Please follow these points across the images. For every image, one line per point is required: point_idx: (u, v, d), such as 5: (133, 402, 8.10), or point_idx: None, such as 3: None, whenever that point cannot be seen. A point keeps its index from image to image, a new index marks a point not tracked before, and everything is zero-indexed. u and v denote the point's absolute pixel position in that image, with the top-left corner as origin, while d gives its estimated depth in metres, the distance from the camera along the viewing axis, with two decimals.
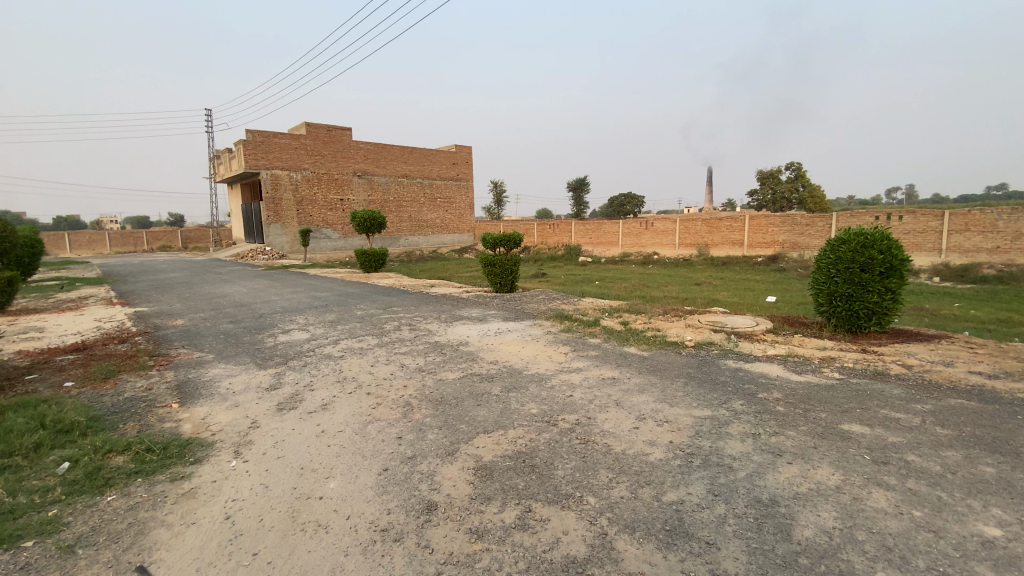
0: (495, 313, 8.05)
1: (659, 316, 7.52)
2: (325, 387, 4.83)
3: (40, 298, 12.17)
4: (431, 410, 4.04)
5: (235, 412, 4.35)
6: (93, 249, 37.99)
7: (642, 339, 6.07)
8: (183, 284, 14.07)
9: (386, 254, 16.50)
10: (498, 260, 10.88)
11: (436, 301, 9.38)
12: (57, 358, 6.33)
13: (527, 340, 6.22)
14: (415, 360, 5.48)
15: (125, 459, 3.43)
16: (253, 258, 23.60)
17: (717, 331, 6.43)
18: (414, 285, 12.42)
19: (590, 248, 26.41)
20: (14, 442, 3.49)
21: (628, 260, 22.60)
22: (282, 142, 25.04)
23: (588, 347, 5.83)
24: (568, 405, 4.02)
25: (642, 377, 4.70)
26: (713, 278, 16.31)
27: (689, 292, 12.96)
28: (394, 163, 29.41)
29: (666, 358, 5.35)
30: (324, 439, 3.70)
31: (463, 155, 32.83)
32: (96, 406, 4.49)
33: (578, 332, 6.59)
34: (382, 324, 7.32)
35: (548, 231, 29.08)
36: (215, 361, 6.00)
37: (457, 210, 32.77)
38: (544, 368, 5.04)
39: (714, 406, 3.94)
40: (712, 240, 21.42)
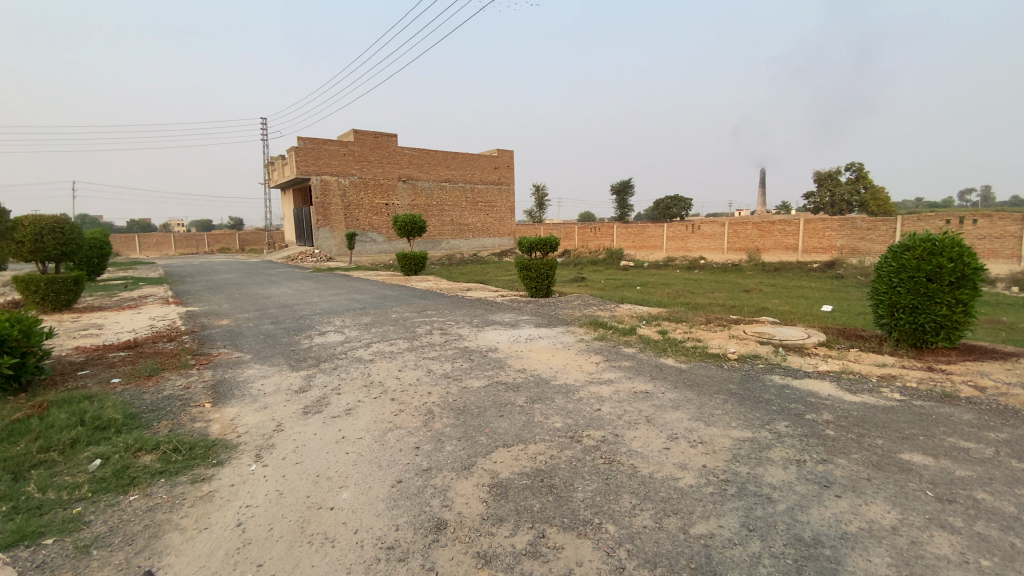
0: (528, 319, 7.90)
1: (701, 325, 7.14)
2: (351, 392, 4.81)
3: (106, 296, 13.01)
4: (452, 420, 3.93)
5: (263, 414, 4.39)
6: (160, 251, 40.59)
7: (681, 350, 5.75)
8: (235, 285, 14.71)
9: (426, 257, 16.66)
10: (535, 265, 10.73)
11: (470, 305, 9.32)
12: (110, 355, 6.67)
13: (558, 348, 6.02)
14: (442, 366, 5.40)
15: (153, 458, 3.50)
16: (301, 260, 24.48)
17: (763, 343, 6.02)
18: (452, 288, 12.45)
19: (633, 251, 25.81)
20: (54, 438, 3.66)
21: (673, 264, 21.90)
22: (331, 148, 25.87)
23: (621, 357, 5.58)
24: (595, 420, 3.82)
25: (677, 391, 4.42)
26: (763, 285, 15.52)
27: (736, 299, 12.35)
28: (438, 168, 29.82)
29: (705, 371, 5.02)
30: (343, 446, 3.65)
31: (506, 159, 32.88)
32: (136, 403, 4.66)
33: (612, 340, 6.34)
34: (414, 328, 7.31)
35: (590, 235, 28.65)
36: (252, 361, 6.14)
37: (499, 214, 32.86)
38: (573, 378, 4.83)
39: (754, 427, 3.63)
40: (764, 245, 20.44)
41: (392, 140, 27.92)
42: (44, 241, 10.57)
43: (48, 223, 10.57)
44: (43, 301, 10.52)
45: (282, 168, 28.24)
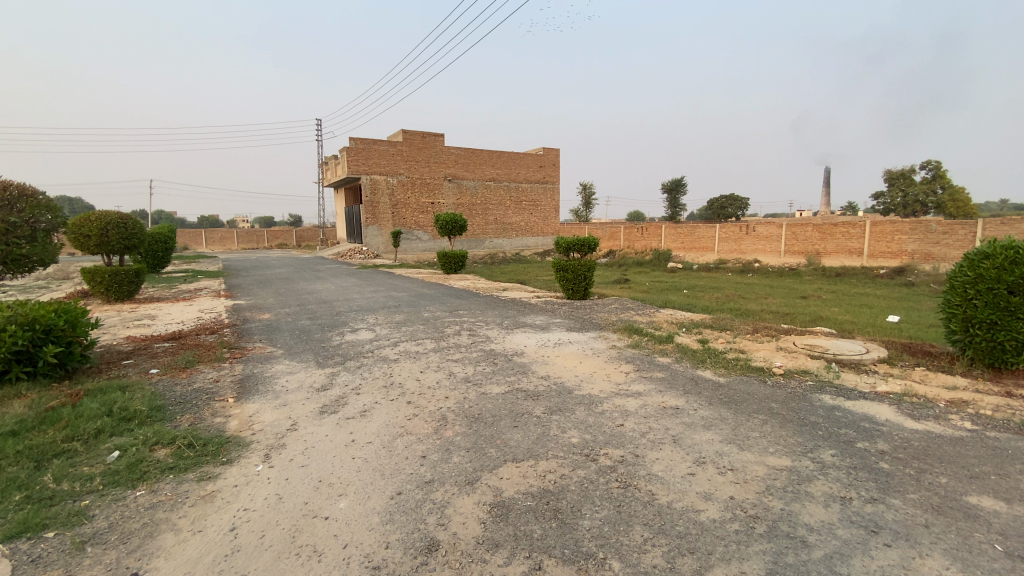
0: (560, 322, 7.64)
1: (746, 335, 6.64)
2: (370, 392, 4.73)
3: (167, 287, 13.78)
4: (464, 429, 3.75)
5: (281, 411, 4.38)
6: (224, 245, 43.02)
7: (720, 362, 5.32)
8: (284, 280, 15.23)
9: (466, 256, 16.63)
10: (572, 266, 10.45)
11: (504, 306, 9.14)
12: (155, 345, 6.96)
13: (587, 355, 5.74)
14: (464, 369, 5.23)
15: (166, 453, 3.55)
16: (350, 257, 25.18)
17: (815, 357, 5.49)
18: (488, 288, 12.32)
19: (682, 252, 24.85)
20: (80, 428, 3.81)
21: (724, 267, 20.91)
22: (381, 148, 26.46)
23: (653, 367, 5.23)
24: (616, 437, 3.53)
25: (711, 409, 4.05)
26: (821, 291, 14.48)
27: (790, 307, 11.54)
28: (483, 167, 29.89)
29: (745, 387, 4.60)
30: (351, 450, 3.55)
31: (552, 157, 32.51)
32: (165, 394, 4.79)
33: (646, 349, 5.98)
34: (443, 328, 7.21)
35: (637, 235, 27.87)
36: (282, 356, 6.22)
37: (543, 213, 32.57)
38: (599, 389, 4.54)
39: (794, 455, 3.24)
40: (824, 249, 19.14)
41: (439, 139, 28.15)
42: (108, 235, 11.27)
43: (112, 218, 11.31)
44: (107, 291, 11.24)
45: (335, 167, 29.18)
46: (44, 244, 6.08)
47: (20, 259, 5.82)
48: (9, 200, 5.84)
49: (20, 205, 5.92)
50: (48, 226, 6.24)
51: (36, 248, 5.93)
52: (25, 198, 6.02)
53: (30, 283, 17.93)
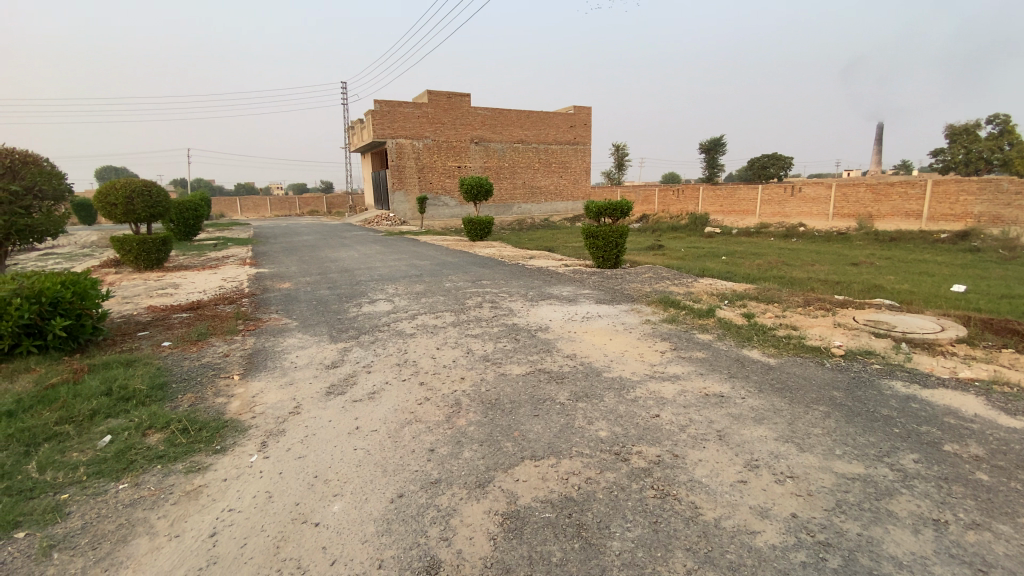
0: (589, 293, 7.12)
1: (797, 308, 5.98)
2: (381, 371, 4.38)
3: (196, 255, 13.84)
4: (479, 417, 3.35)
5: (286, 392, 4.08)
6: (258, 212, 43.76)
7: (769, 341, 4.72)
8: (309, 247, 15.11)
9: (492, 222, 16.09)
10: (602, 232, 9.83)
11: (529, 276, 8.64)
12: (173, 316, 6.82)
13: (618, 331, 5.22)
14: (484, 346, 4.82)
15: (158, 439, 3.28)
16: (377, 224, 25.04)
17: (880, 335, 4.83)
18: (515, 255, 11.81)
19: (720, 216, 23.60)
20: (75, 408, 3.57)
21: (766, 232, 19.71)
22: (406, 110, 25.79)
23: (693, 346, 4.68)
24: (651, 432, 3.06)
25: (762, 398, 3.52)
26: (875, 258, 13.35)
27: (841, 275, 10.61)
28: (511, 128, 28.82)
29: (800, 371, 4.02)
30: (353, 439, 3.21)
31: (582, 116, 31.04)
32: (171, 370, 4.55)
33: (683, 324, 5.42)
34: (464, 300, 6.80)
35: (672, 198, 26.58)
36: (296, 329, 5.95)
37: (574, 176, 31.43)
38: (631, 371, 4.06)
39: (867, 460, 2.71)
40: (878, 212, 17.71)
41: (465, 99, 27.16)
42: (133, 204, 11.22)
43: (137, 186, 11.26)
44: (136, 259, 11.27)
45: (361, 131, 28.73)
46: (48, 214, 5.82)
47: (25, 229, 5.60)
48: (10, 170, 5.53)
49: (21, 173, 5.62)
50: (52, 195, 5.95)
51: (42, 220, 5.67)
52: (26, 166, 5.70)
53: (72, 251, 18.47)
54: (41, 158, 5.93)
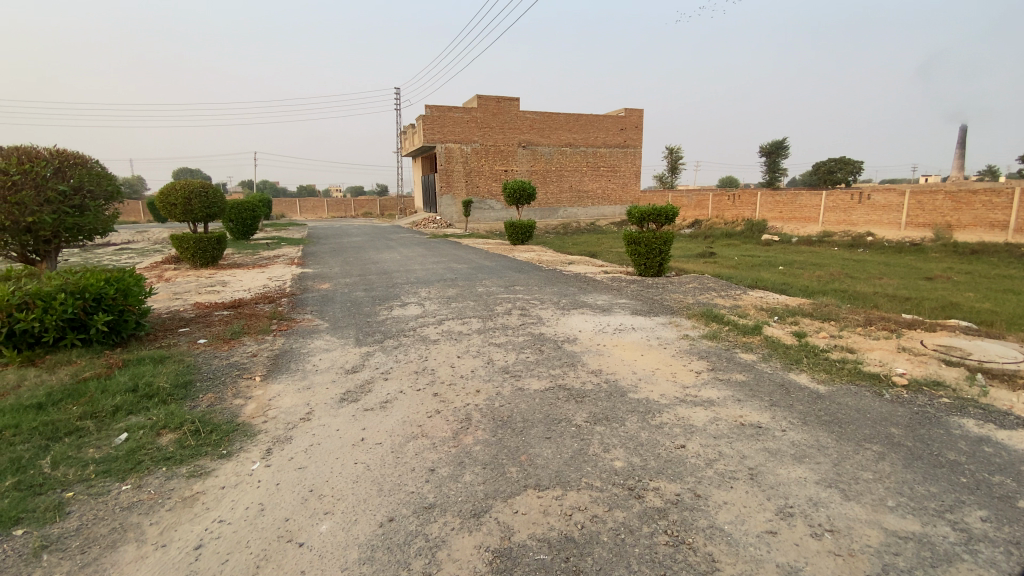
0: (625, 303, 6.78)
1: (855, 328, 5.41)
2: (398, 378, 4.26)
3: (250, 254, 14.45)
4: (487, 436, 3.15)
5: (302, 396, 4.03)
6: (315, 213, 45.63)
7: (819, 365, 4.25)
8: (356, 249, 15.46)
9: (534, 226, 15.89)
10: (644, 239, 9.42)
11: (565, 283, 8.37)
12: (214, 313, 7.04)
13: (651, 346, 4.89)
14: (505, 357, 4.62)
15: (170, 440, 3.30)
16: (424, 226, 25.44)
17: (952, 364, 4.24)
18: (554, 261, 11.56)
19: (778, 223, 22.33)
20: (100, 404, 3.70)
21: (829, 241, 18.44)
22: (456, 115, 26.11)
23: (732, 367, 4.28)
24: (672, 465, 2.76)
25: (805, 432, 3.12)
26: (952, 272, 12.14)
27: (911, 290, 9.65)
28: (559, 132, 28.55)
29: (853, 402, 3.56)
30: (356, 452, 3.09)
31: (634, 119, 30.28)
32: (199, 369, 4.63)
33: (724, 341, 5.00)
34: (494, 306, 6.63)
35: (727, 204, 25.43)
36: (326, 330, 5.97)
37: (623, 180, 30.71)
38: (660, 393, 3.73)
39: (924, 515, 2.31)
40: (958, 221, 16.17)
41: (514, 103, 27.15)
42: (192, 205, 11.82)
43: (195, 187, 11.85)
44: (193, 257, 11.87)
45: (412, 135, 29.34)
46: (97, 213, 6.00)
47: (74, 228, 5.81)
48: (60, 169, 5.74)
49: (69, 174, 5.79)
50: (102, 195, 6.13)
51: (89, 218, 5.87)
52: (73, 167, 5.87)
53: (144, 247, 19.80)
54: (89, 160, 6.13)
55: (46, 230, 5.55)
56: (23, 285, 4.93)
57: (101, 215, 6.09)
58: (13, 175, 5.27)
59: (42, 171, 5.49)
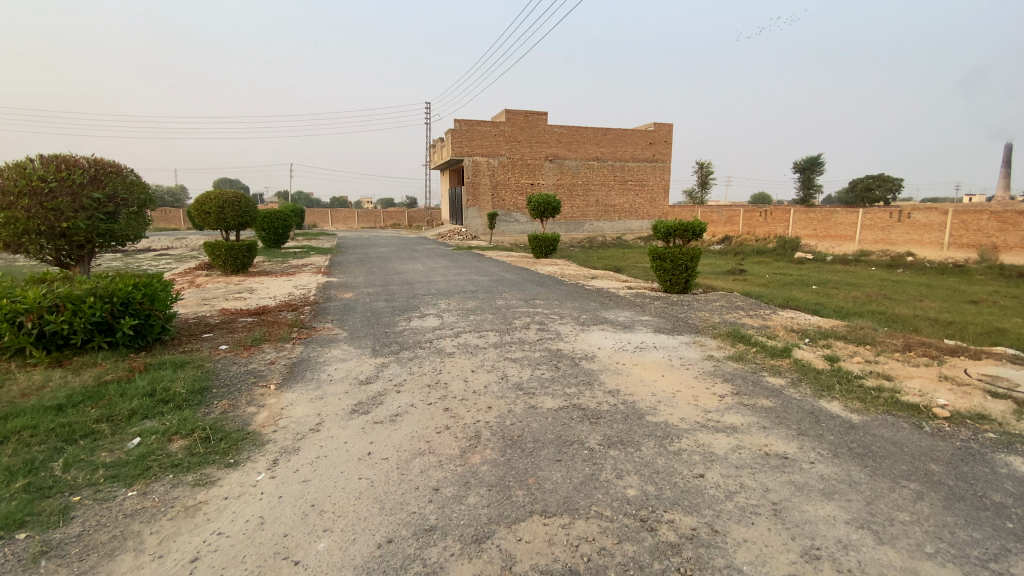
0: (647, 320, 6.59)
1: (892, 353, 5.09)
2: (410, 391, 4.19)
3: (279, 262, 14.78)
4: (495, 456, 3.04)
5: (314, 405, 4.00)
6: (346, 223, 46.67)
7: (852, 393, 4.00)
8: (381, 259, 15.63)
9: (559, 240, 15.79)
10: (670, 255, 9.21)
11: (587, 298, 8.21)
12: (239, 320, 7.15)
13: (673, 366, 4.70)
14: (520, 373, 4.51)
15: (180, 446, 3.30)
16: (450, 238, 25.64)
17: (999, 396, 3.93)
18: (578, 275, 11.41)
19: (812, 241, 21.62)
20: (118, 408, 3.75)
21: (866, 260, 17.74)
22: (484, 129, 26.41)
23: (758, 391, 4.06)
24: (689, 496, 2.59)
25: (836, 465, 2.91)
26: (999, 296, 11.48)
27: (955, 314, 9.14)
28: (587, 146, 28.51)
29: (889, 435, 3.32)
30: (361, 467, 3.02)
31: (663, 133, 30.02)
32: (217, 375, 4.67)
33: (750, 363, 4.78)
34: (513, 320, 6.53)
35: (758, 220, 24.82)
36: (344, 340, 5.97)
37: (650, 195, 30.37)
38: (679, 417, 3.55)
39: (968, 565, 2.09)
40: (1005, 242, 15.35)
41: (542, 118, 27.28)
42: (225, 213, 12.17)
43: (229, 197, 12.21)
44: (225, 264, 12.18)
45: (441, 149, 29.80)
46: (129, 220, 6.20)
47: (107, 234, 6.03)
48: (96, 177, 5.94)
49: (103, 182, 5.99)
50: (134, 202, 6.33)
51: (121, 225, 6.08)
52: (108, 175, 6.07)
53: (181, 253, 20.52)
54: (124, 168, 6.33)
55: (80, 236, 5.77)
56: (55, 288, 5.08)
57: (132, 222, 6.29)
58: (50, 182, 5.46)
59: (79, 179, 5.68)
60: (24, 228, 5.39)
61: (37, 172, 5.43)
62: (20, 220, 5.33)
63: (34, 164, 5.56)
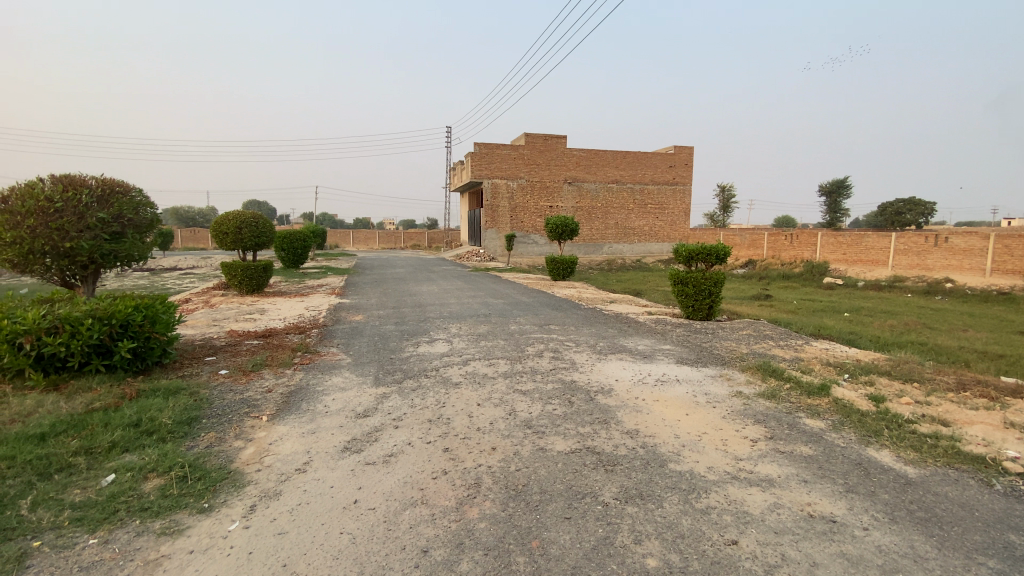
0: (669, 350, 6.17)
1: (945, 394, 4.58)
2: (409, 427, 3.86)
3: (295, 283, 14.76)
4: (496, 510, 2.67)
5: (305, 441, 3.70)
6: (367, 244, 47.16)
7: (904, 440, 3.53)
8: (397, 280, 15.50)
9: (576, 262, 15.49)
10: (692, 280, 8.80)
11: (605, 324, 7.83)
12: (244, 343, 6.95)
13: (698, 403, 4.28)
14: (530, 408, 4.14)
15: (155, 485, 3.01)
16: (467, 260, 25.54)
17: None
18: (595, 299, 11.02)
19: (841, 265, 20.80)
20: (98, 439, 3.49)
21: (900, 287, 16.92)
22: (504, 152, 26.51)
23: (795, 436, 3.61)
24: (722, 570, 2.19)
25: (894, 534, 2.47)
26: None
27: (1004, 346, 8.46)
28: (607, 168, 28.34)
29: (954, 494, 2.85)
30: (345, 519, 2.68)
31: (684, 156, 29.67)
32: (210, 403, 4.42)
33: (784, 402, 4.32)
34: (525, 347, 6.17)
35: (784, 244, 24.11)
36: (347, 366, 5.69)
37: (671, 218, 29.90)
38: (707, 466, 3.14)
39: None
40: None
41: (562, 140, 27.26)
42: (242, 234, 12.20)
43: (247, 218, 12.25)
44: (240, 284, 12.15)
45: (460, 172, 29.99)
46: (134, 240, 6.09)
47: (111, 254, 5.92)
48: (102, 197, 5.90)
49: (110, 202, 5.93)
50: (141, 223, 6.25)
51: (125, 245, 5.97)
52: (116, 195, 6.02)
53: (205, 272, 20.81)
54: (132, 189, 6.29)
55: (83, 256, 5.66)
56: (56, 309, 4.94)
57: (138, 242, 6.17)
58: (56, 202, 5.45)
59: (85, 199, 5.65)
60: (28, 248, 5.37)
61: (44, 192, 5.42)
62: (24, 239, 5.30)
63: (43, 183, 5.56)
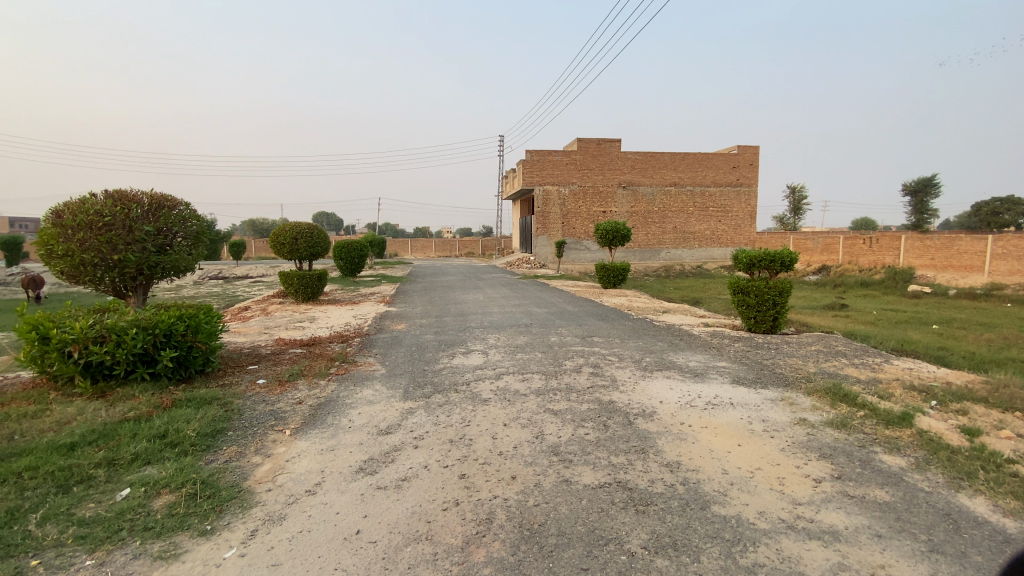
0: (723, 367, 5.62)
1: None
2: (428, 447, 3.63)
3: (349, 291, 15.18)
4: (503, 554, 2.37)
5: (321, 459, 3.55)
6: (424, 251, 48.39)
7: (1009, 487, 2.88)
8: (446, 288, 15.56)
9: (628, 269, 14.90)
10: (753, 288, 8.10)
11: (654, 336, 7.32)
12: (287, 351, 7.05)
13: (752, 431, 3.78)
14: (559, 431, 3.81)
15: (163, 503, 2.94)
16: (519, 266, 25.45)
17: None
18: (647, 308, 10.45)
19: (929, 271, 18.78)
20: (122, 451, 3.51)
21: (1000, 295, 15.01)
22: (556, 158, 26.23)
23: (870, 477, 3.06)
24: None
25: None
26: None
27: None
28: (664, 171, 27.34)
29: None
30: (341, 553, 2.47)
31: (749, 156, 28.07)
32: (239, 414, 4.41)
33: (856, 434, 3.72)
34: (564, 361, 5.82)
35: (862, 248, 22.16)
36: (380, 378, 5.58)
37: (734, 221, 28.36)
38: (757, 512, 2.68)
39: None
40: None
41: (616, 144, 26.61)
42: (298, 245, 12.64)
43: (303, 229, 12.68)
44: (296, 293, 12.57)
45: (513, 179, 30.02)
46: (180, 252, 6.32)
47: (158, 265, 6.17)
48: (150, 211, 6.16)
49: (158, 215, 6.19)
50: (187, 235, 6.49)
51: (171, 256, 6.21)
52: (164, 209, 6.28)
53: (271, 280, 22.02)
54: (180, 203, 6.56)
55: (131, 267, 5.93)
56: (105, 318, 5.15)
57: (184, 254, 6.41)
58: (105, 216, 5.71)
59: (133, 213, 5.91)
60: (80, 260, 5.64)
61: (95, 206, 5.71)
62: (76, 252, 5.59)
63: (96, 199, 5.87)
